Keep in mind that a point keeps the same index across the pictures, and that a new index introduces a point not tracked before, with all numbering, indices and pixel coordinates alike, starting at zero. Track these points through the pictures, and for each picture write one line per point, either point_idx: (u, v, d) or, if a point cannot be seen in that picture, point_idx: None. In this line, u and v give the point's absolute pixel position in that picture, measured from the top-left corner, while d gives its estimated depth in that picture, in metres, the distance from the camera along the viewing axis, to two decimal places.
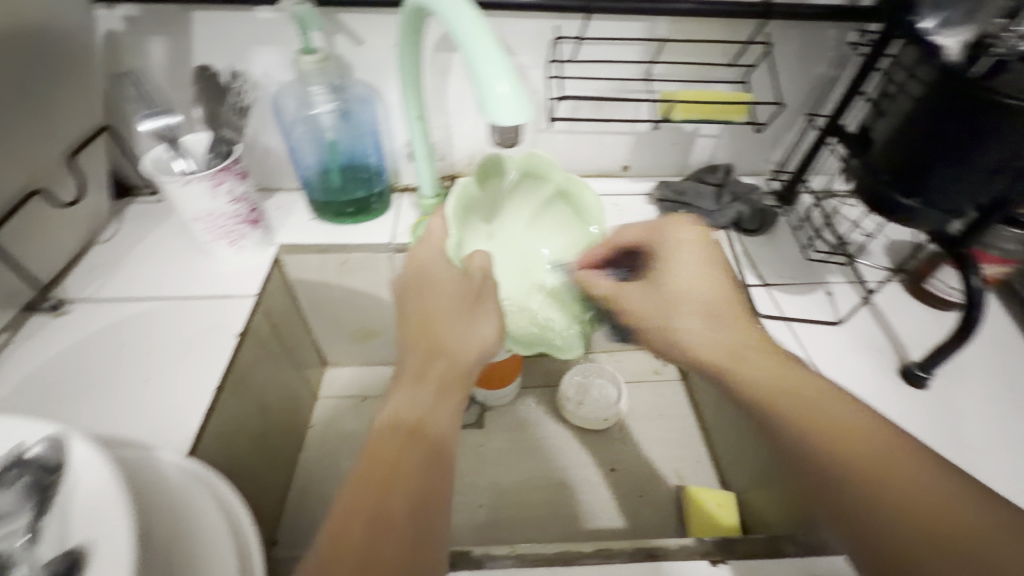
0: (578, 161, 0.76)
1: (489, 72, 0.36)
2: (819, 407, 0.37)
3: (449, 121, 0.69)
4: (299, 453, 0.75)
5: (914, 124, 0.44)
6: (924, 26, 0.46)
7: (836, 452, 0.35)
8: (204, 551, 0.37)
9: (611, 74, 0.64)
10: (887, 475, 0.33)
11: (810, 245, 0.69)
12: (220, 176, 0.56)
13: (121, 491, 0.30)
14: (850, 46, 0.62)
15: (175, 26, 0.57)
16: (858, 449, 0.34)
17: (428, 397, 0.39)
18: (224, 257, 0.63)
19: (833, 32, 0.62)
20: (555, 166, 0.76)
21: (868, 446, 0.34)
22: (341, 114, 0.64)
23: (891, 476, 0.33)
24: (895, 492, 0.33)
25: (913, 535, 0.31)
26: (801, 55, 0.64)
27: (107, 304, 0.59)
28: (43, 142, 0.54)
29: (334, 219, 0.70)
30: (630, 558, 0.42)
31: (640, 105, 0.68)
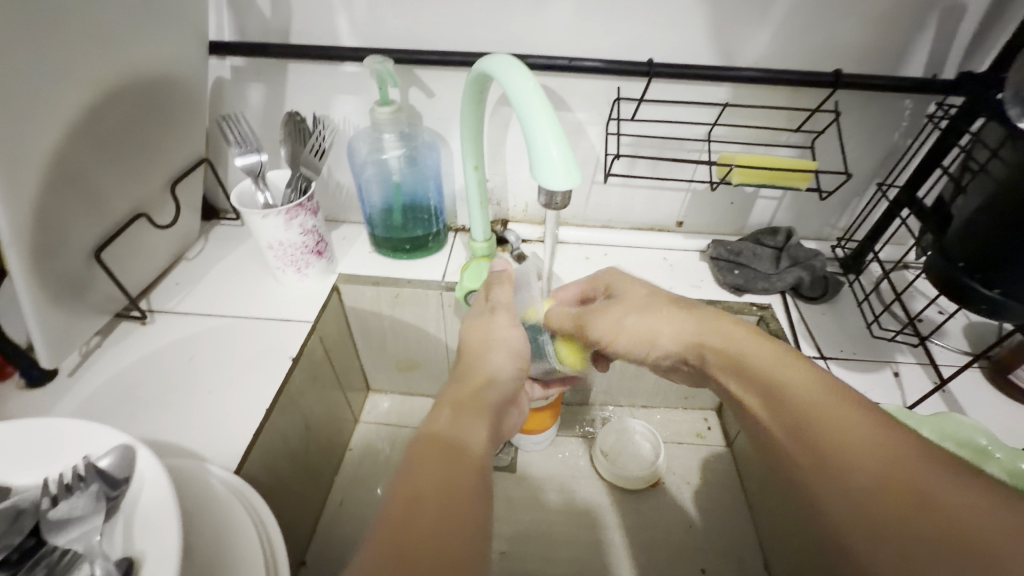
0: (604, 217, 0.80)
1: (473, 174, 0.62)
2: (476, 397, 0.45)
3: (271, 296, 0.72)
4: (243, 328, 0.68)
5: (896, 204, 0.66)
6: (862, 114, 0.65)
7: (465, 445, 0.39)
8: (110, 196, 0.57)
9: (663, 151, 0.71)
10: (442, 450, 0.38)
11: (21, 522, 0.34)
12: (295, 212, 0.65)
13: None
14: (926, 116, 0.64)
15: (272, 73, 0.69)
16: (433, 439, 0.39)
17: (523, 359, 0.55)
18: (290, 281, 0.72)
19: (910, 101, 0.64)
20: (343, 265, 0.77)
21: (425, 503, 0.34)
22: (409, 159, 0.72)
23: (441, 453, 0.38)
24: (447, 476, 0.36)
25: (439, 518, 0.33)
26: (870, 128, 0.66)
27: (190, 132, 0.68)
28: (154, 165, 0.63)
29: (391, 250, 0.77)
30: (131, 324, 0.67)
31: (676, 193, 0.76)
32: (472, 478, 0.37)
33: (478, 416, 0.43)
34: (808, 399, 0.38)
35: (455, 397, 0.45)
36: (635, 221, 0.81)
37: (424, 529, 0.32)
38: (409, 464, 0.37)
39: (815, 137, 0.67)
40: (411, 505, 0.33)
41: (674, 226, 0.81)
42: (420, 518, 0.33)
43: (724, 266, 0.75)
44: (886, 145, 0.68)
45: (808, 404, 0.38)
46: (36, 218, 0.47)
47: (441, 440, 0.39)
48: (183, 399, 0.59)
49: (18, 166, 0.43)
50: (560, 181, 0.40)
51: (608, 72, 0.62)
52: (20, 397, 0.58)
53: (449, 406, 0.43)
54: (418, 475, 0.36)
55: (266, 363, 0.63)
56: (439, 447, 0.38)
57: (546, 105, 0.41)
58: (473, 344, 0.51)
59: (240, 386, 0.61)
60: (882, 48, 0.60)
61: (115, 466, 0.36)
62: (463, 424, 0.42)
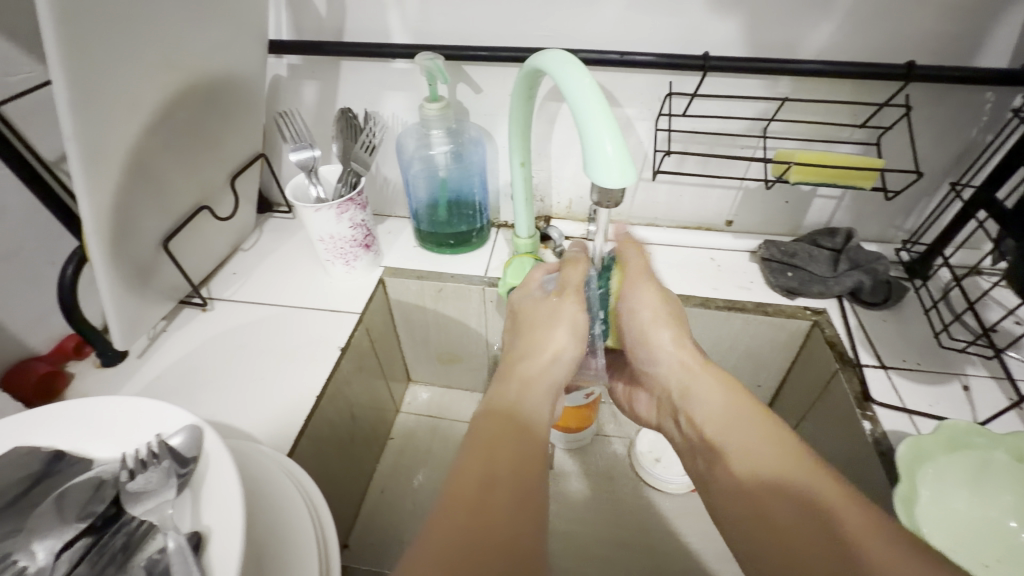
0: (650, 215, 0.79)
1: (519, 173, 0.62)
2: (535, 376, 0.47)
3: (320, 287, 0.75)
4: (295, 317, 0.70)
5: (973, 205, 0.61)
6: (938, 108, 0.61)
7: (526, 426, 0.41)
8: (177, 192, 0.60)
9: (715, 148, 0.69)
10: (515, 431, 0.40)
11: (104, 493, 0.36)
12: (346, 207, 0.67)
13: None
14: (1011, 111, 0.60)
15: (326, 71, 0.71)
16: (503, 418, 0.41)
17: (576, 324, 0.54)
18: (338, 273, 0.75)
19: (992, 94, 0.59)
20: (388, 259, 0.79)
21: (493, 479, 0.36)
22: (455, 155, 0.72)
23: (510, 435, 0.40)
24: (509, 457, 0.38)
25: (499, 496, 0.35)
26: (944, 123, 0.62)
27: (250, 129, 0.71)
28: (217, 161, 0.66)
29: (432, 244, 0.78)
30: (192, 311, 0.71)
31: (726, 191, 0.74)
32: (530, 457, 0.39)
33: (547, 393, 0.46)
34: (745, 458, 0.43)
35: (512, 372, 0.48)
36: (682, 220, 0.79)
37: (492, 512, 0.34)
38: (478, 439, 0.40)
39: (882, 133, 0.63)
40: (485, 489, 0.35)
41: (722, 225, 0.78)
42: (491, 495, 0.35)
43: (776, 268, 0.72)
44: (963, 142, 0.63)
45: (765, 465, 0.42)
46: (114, 211, 0.51)
47: (514, 419, 0.41)
48: (240, 384, 0.62)
49: (100, 163, 0.46)
50: (614, 179, 0.40)
51: (661, 66, 0.61)
52: (95, 376, 0.62)
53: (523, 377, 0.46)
54: (485, 453, 0.38)
55: (316, 352, 0.66)
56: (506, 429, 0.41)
57: (604, 107, 0.41)
58: (539, 313, 0.52)
59: (291, 373, 0.63)
60: (963, 38, 0.56)
61: (185, 446, 0.38)
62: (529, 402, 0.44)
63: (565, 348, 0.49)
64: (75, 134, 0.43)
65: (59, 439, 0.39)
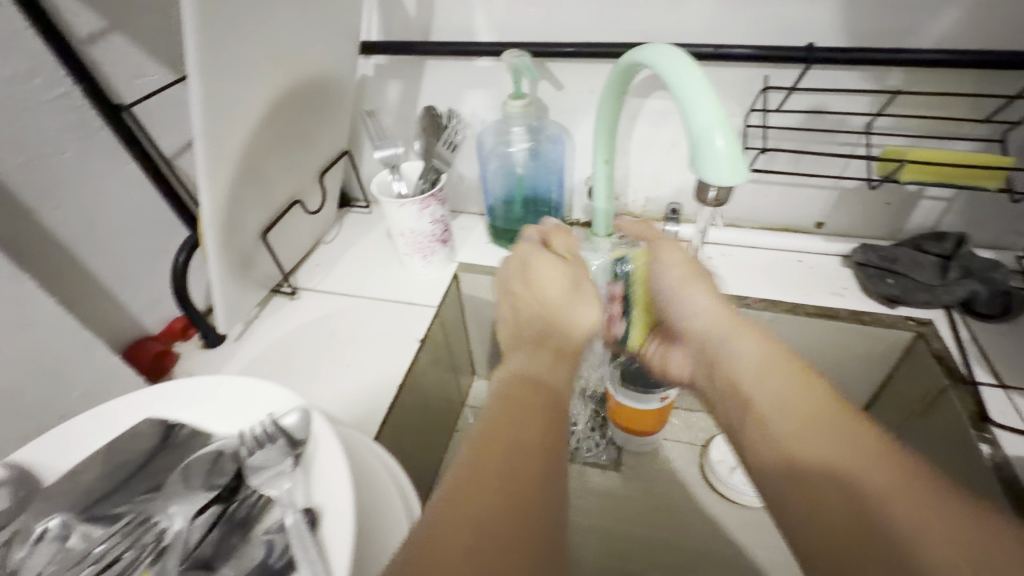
0: (734, 214, 0.76)
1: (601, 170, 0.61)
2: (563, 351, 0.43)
3: (398, 280, 0.77)
4: (376, 309, 0.73)
5: None
6: None
7: (559, 396, 0.37)
8: (275, 186, 0.64)
9: (811, 145, 0.65)
10: (533, 398, 0.36)
11: (227, 467, 0.39)
12: (427, 202, 0.69)
13: (103, 115, 0.53)
14: None
15: (411, 70, 0.73)
16: (529, 387, 0.37)
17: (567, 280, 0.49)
18: (416, 267, 0.76)
19: None
20: (464, 255, 0.80)
21: (525, 436, 0.33)
22: (534, 152, 0.72)
23: (530, 400, 0.35)
24: (538, 432, 0.33)
25: (525, 479, 0.30)
26: None
27: (338, 127, 0.74)
28: (309, 159, 0.70)
29: (505, 241, 0.79)
30: (282, 300, 0.75)
31: (820, 190, 0.69)
32: (552, 431, 0.34)
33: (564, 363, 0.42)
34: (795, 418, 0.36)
35: (540, 341, 0.44)
36: (767, 220, 0.75)
37: (528, 482, 0.30)
38: (498, 405, 0.35)
39: (1011, 127, 0.57)
40: (507, 466, 0.30)
41: (812, 227, 0.74)
42: (502, 464, 0.31)
43: (874, 274, 0.67)
44: None
45: (810, 420, 0.35)
46: (227, 204, 0.54)
47: (540, 389, 0.37)
48: (327, 371, 0.65)
49: (219, 158, 0.50)
50: (724, 174, 0.38)
51: (759, 59, 0.58)
52: (199, 356, 0.67)
53: (546, 346, 0.43)
54: (523, 409, 0.35)
55: (396, 343, 0.68)
56: (523, 394, 0.36)
57: (713, 96, 0.39)
58: (551, 281, 0.48)
59: (374, 361, 0.66)
60: None
61: (296, 427, 0.40)
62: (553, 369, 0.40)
63: (589, 327, 0.45)
64: (202, 133, 0.47)
65: (185, 413, 0.43)
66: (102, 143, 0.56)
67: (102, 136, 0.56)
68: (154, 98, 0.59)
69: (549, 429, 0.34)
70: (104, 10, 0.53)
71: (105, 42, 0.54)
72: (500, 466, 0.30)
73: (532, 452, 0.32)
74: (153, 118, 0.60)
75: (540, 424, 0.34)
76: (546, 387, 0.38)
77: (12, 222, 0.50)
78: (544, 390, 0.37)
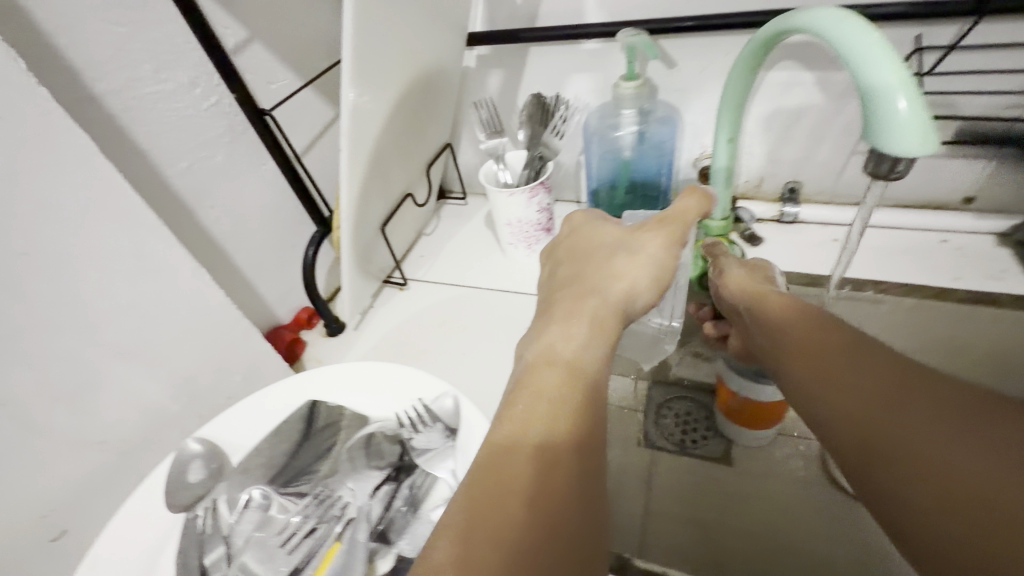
0: (863, 192, 0.70)
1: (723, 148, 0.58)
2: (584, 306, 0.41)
3: (501, 269, 0.78)
4: (483, 297, 0.74)
5: None
6: None
7: (568, 359, 0.36)
8: (393, 181, 0.66)
9: (966, 111, 0.58)
10: (547, 364, 0.35)
11: (387, 449, 0.41)
12: (535, 190, 0.69)
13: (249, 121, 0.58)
14: None
15: (514, 59, 0.73)
16: (539, 357, 0.36)
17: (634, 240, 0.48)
18: (519, 256, 0.77)
19: None
20: None
21: (532, 411, 0.32)
22: (642, 135, 0.70)
23: (547, 365, 0.35)
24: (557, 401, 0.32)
25: (540, 450, 0.30)
26: None
27: (442, 121, 0.76)
28: (419, 154, 0.72)
29: None
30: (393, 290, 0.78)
31: (974, 161, 0.62)
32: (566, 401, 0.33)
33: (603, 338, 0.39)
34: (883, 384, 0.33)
35: (572, 312, 0.40)
36: (903, 197, 0.68)
37: (559, 455, 0.29)
38: (536, 379, 0.34)
39: None
40: (540, 444, 0.30)
41: (959, 203, 0.66)
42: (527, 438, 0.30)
43: None
44: None
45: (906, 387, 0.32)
46: (358, 200, 0.57)
47: (552, 353, 0.36)
48: (444, 358, 0.67)
49: (356, 155, 0.52)
50: (911, 144, 0.35)
51: (912, 18, 0.52)
52: (324, 344, 0.72)
53: (587, 321, 0.39)
54: (555, 400, 0.32)
55: (505, 332, 0.69)
56: (539, 366, 0.35)
57: (900, 62, 0.35)
58: (600, 241, 0.50)
59: (487, 349, 0.67)
60: None
61: (449, 412, 0.41)
62: (572, 332, 0.38)
63: (653, 273, 0.45)
64: (348, 121, 0.49)
65: (342, 396, 0.46)
66: (247, 147, 0.60)
67: (246, 140, 0.60)
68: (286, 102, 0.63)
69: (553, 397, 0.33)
70: (247, 22, 0.57)
71: (248, 53, 0.58)
72: (523, 436, 0.30)
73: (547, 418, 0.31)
74: (285, 121, 0.64)
75: (563, 395, 0.33)
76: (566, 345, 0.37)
77: (181, 222, 0.55)
78: (549, 357, 0.36)
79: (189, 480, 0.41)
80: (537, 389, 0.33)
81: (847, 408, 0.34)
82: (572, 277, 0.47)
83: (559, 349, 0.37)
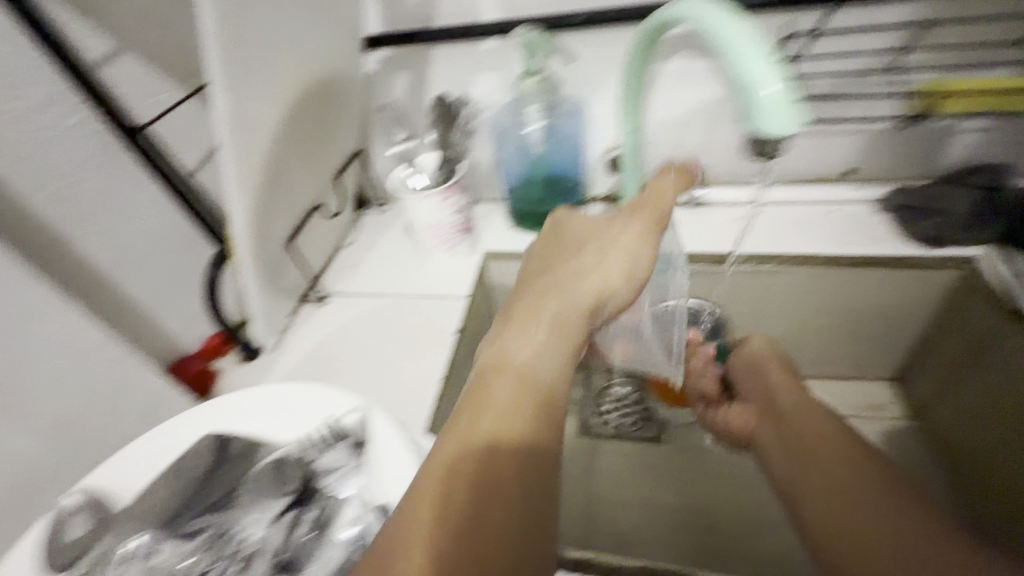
0: (760, 172, 0.74)
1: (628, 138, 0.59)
2: (554, 316, 0.41)
3: (425, 274, 0.77)
4: (408, 305, 0.73)
5: None
6: None
7: (537, 381, 0.37)
8: (298, 192, 0.63)
9: (838, 90, 0.63)
10: (521, 390, 0.37)
11: (294, 474, 0.39)
12: (449, 192, 0.68)
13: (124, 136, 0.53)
14: None
15: (418, 60, 0.71)
16: (512, 376, 0.37)
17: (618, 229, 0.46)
18: (442, 259, 0.76)
19: None
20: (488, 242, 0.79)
21: (488, 425, 0.34)
22: (550, 130, 0.71)
23: (519, 390, 0.37)
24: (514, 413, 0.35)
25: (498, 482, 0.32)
26: None
27: (348, 127, 0.73)
28: (326, 162, 0.69)
29: (528, 223, 0.77)
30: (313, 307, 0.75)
31: (850, 136, 0.67)
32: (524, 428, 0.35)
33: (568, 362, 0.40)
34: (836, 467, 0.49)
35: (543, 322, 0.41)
36: (795, 174, 0.73)
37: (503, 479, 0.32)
38: (496, 395, 0.36)
39: None
40: (490, 467, 0.33)
41: (842, 175, 0.72)
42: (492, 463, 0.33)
43: (915, 216, 0.65)
44: None
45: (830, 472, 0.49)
46: (257, 214, 0.54)
47: (522, 375, 0.37)
48: (370, 372, 0.65)
49: (246, 167, 0.50)
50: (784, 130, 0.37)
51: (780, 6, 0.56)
52: (240, 370, 0.67)
53: (545, 324, 0.41)
54: (506, 413, 0.35)
55: (433, 337, 0.67)
56: (499, 382, 0.37)
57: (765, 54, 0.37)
58: (585, 228, 0.48)
59: (413, 356, 0.65)
60: None
61: (358, 427, 0.40)
62: (539, 349, 0.39)
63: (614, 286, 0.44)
64: (226, 127, 0.46)
65: (245, 425, 0.43)
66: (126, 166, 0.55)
67: (124, 158, 0.55)
68: (169, 115, 0.59)
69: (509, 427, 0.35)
70: (111, 28, 0.52)
71: (117, 63, 0.53)
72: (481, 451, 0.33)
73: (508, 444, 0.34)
74: (170, 135, 0.59)
75: (520, 419, 0.35)
76: (521, 350, 0.39)
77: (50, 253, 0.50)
78: (519, 374, 0.37)
79: (69, 538, 0.37)
80: (508, 413, 0.35)
81: (814, 493, 0.49)
82: (553, 271, 0.45)
83: (517, 367, 0.38)
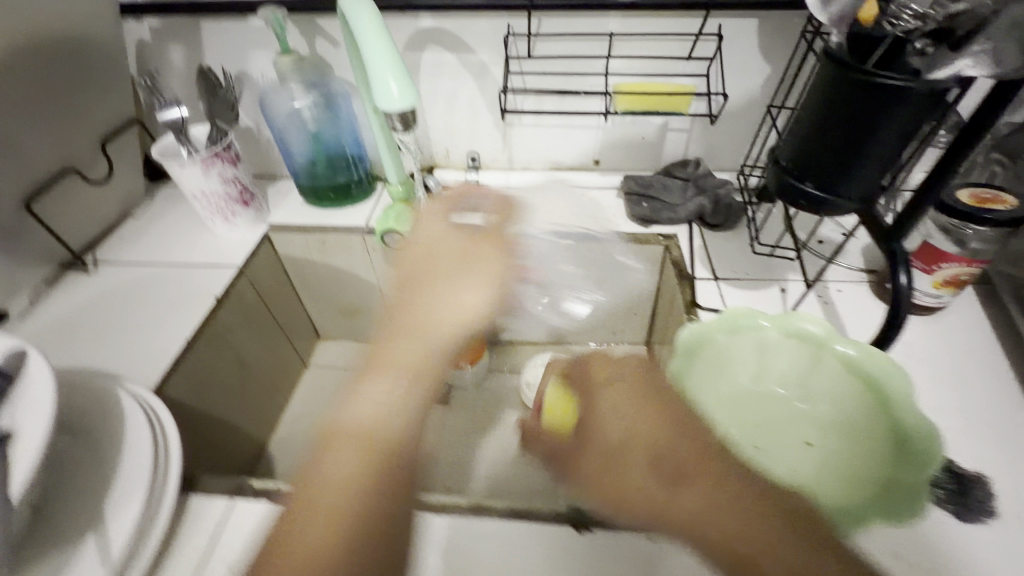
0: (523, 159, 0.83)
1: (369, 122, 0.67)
2: (392, 355, 0.41)
3: (204, 244, 0.78)
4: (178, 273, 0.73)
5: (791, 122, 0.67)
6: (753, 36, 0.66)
7: (390, 427, 0.38)
8: (33, 152, 0.63)
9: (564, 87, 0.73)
10: (367, 445, 0.37)
11: None
12: (212, 161, 0.70)
13: None
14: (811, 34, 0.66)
15: (187, 31, 0.73)
16: (359, 435, 0.37)
17: (453, 263, 0.47)
18: (220, 230, 0.77)
19: (796, 16, 0.64)
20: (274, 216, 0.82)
21: (332, 498, 0.35)
22: (323, 109, 0.76)
23: (365, 447, 0.37)
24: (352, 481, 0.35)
25: (317, 536, 0.33)
26: (761, 50, 0.67)
27: (114, 93, 0.73)
28: (79, 126, 0.69)
29: (313, 198, 0.81)
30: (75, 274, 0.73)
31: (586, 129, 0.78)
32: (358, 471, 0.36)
33: (423, 398, 0.40)
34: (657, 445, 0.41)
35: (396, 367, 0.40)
36: (553, 162, 0.83)
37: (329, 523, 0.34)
38: (332, 468, 0.36)
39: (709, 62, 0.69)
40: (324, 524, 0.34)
41: (591, 164, 0.83)
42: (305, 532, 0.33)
43: (634, 199, 0.77)
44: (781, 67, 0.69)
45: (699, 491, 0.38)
46: None
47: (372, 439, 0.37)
48: (117, 336, 0.65)
49: None
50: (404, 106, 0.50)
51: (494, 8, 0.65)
52: None
53: (406, 374, 0.40)
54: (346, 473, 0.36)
55: (193, 302, 0.69)
56: (356, 444, 0.37)
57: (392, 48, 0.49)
58: (440, 260, 0.47)
59: (168, 320, 0.67)
60: None
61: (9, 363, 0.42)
62: (381, 397, 0.39)
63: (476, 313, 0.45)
64: None
65: None
66: None
67: None
68: None
69: (346, 480, 0.36)
70: None
71: None
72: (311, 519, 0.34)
73: (339, 503, 0.35)
74: None
75: (353, 473, 0.36)
76: (373, 406, 0.38)
77: None
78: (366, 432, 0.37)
79: None
80: (339, 471, 0.36)
81: (693, 512, 0.37)
82: (416, 320, 0.43)
83: (368, 431, 0.37)
